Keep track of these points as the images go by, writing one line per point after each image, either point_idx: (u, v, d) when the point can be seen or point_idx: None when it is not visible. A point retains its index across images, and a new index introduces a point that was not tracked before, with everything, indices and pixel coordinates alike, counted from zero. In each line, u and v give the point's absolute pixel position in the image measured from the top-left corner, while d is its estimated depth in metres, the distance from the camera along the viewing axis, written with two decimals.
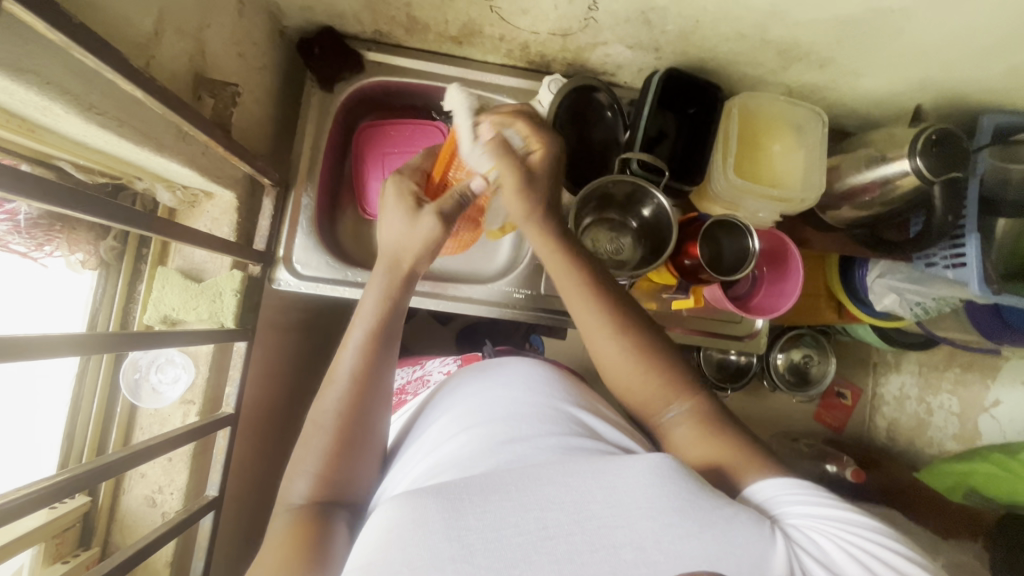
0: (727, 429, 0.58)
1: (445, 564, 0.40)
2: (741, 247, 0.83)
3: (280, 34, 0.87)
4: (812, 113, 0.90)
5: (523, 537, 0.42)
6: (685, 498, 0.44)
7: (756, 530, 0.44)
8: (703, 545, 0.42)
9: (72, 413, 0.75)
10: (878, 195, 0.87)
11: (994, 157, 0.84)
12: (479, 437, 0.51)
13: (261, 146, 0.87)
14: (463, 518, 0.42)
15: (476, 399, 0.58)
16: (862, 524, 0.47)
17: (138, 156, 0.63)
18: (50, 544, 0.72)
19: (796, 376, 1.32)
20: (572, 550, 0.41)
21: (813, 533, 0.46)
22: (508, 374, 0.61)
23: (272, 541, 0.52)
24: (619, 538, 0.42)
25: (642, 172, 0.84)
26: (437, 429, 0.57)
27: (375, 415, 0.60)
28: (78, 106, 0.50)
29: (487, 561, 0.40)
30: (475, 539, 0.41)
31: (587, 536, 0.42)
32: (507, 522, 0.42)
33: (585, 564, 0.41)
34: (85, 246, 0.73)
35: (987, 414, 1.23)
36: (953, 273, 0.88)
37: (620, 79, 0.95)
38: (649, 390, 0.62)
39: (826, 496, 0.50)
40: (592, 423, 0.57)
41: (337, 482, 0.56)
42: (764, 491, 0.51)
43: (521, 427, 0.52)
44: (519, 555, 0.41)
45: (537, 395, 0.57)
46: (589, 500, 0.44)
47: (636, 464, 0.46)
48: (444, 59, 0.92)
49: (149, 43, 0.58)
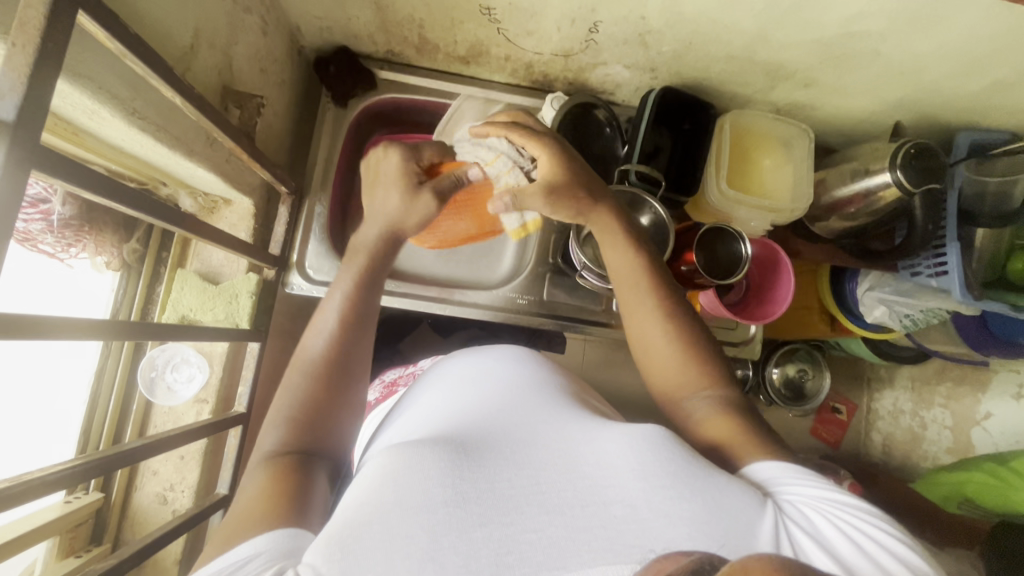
0: (745, 418, 0.61)
1: (438, 507, 0.43)
2: (732, 252, 0.87)
3: (298, 53, 0.93)
4: (799, 130, 0.95)
5: (516, 490, 0.45)
6: (677, 462, 0.48)
7: (744, 497, 0.47)
8: (692, 506, 0.45)
9: (90, 408, 0.79)
10: (862, 207, 0.92)
11: (971, 171, 0.89)
12: (476, 403, 0.55)
13: (278, 157, 0.91)
14: (458, 468, 0.45)
15: (474, 369, 0.61)
16: (855, 507, 0.50)
17: (169, 162, 0.67)
18: (64, 538, 0.74)
19: (791, 390, 1.35)
20: (563, 504, 0.45)
21: (808, 513, 0.49)
22: (506, 351, 0.65)
23: (247, 488, 0.51)
24: (610, 495, 0.46)
25: (641, 182, 0.88)
26: (436, 391, 0.60)
27: (358, 350, 0.63)
28: (123, 110, 0.54)
29: (480, 507, 0.43)
30: (470, 488, 0.44)
31: (577, 493, 0.46)
32: (502, 476, 0.46)
33: (576, 517, 0.44)
34: (109, 249, 0.77)
35: (979, 427, 1.27)
36: (936, 281, 0.92)
37: (619, 97, 1.01)
38: (683, 373, 0.65)
39: (824, 483, 0.52)
40: (589, 402, 0.62)
41: (317, 432, 0.56)
42: (761, 472, 0.55)
43: (522, 395, 0.56)
44: (511, 504, 0.44)
45: (533, 370, 0.61)
46: (581, 462, 0.48)
47: (626, 434, 0.50)
48: (452, 78, 0.98)
49: (185, 56, 0.63)
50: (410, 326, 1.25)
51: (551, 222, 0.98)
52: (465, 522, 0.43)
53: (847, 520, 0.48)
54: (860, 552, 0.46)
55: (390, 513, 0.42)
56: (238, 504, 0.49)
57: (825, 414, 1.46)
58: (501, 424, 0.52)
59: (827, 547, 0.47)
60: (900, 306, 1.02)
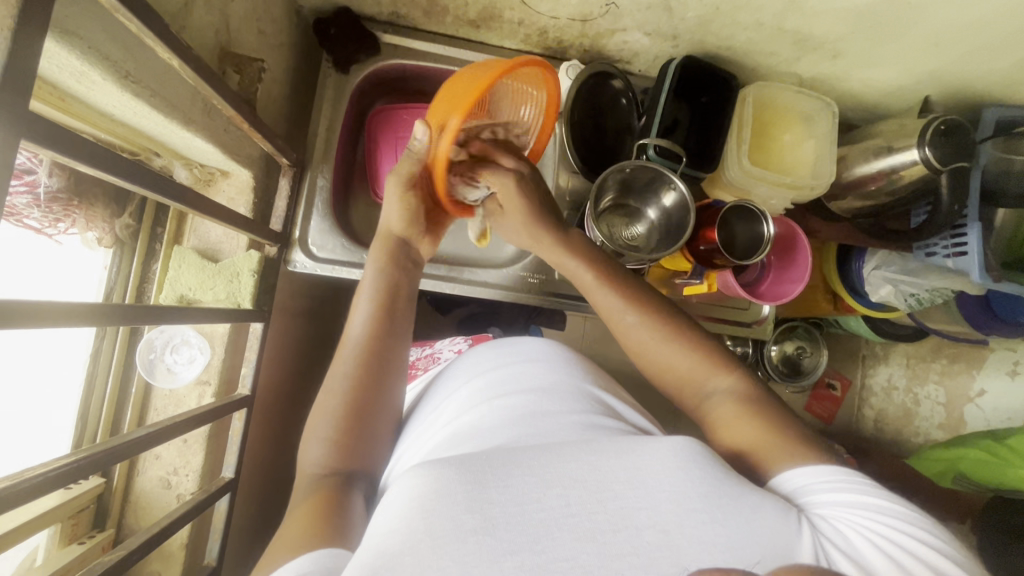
0: (769, 410, 0.61)
1: (468, 536, 0.40)
2: (754, 232, 0.84)
3: (296, 13, 0.86)
4: (821, 104, 0.92)
5: (546, 513, 0.42)
6: (708, 483, 0.45)
7: (781, 518, 0.46)
8: (727, 532, 0.43)
9: (87, 393, 0.75)
10: (884, 184, 0.90)
11: (998, 149, 0.85)
12: (499, 416, 0.52)
13: (278, 126, 0.86)
14: (485, 492, 0.42)
15: (498, 374, 0.60)
16: (888, 513, 0.49)
17: (163, 131, 0.62)
18: (66, 524, 0.72)
19: (789, 367, 1.34)
20: (594, 529, 0.42)
21: (841, 524, 0.48)
22: (523, 358, 0.63)
23: (299, 506, 0.53)
24: (643, 519, 0.43)
25: (659, 157, 0.84)
26: (460, 402, 0.59)
27: (387, 386, 0.64)
28: (115, 74, 0.50)
29: (510, 534, 0.41)
30: (497, 512, 0.41)
31: (609, 516, 0.43)
32: (531, 497, 0.43)
33: (609, 543, 0.41)
34: (100, 224, 0.73)
35: (971, 404, 1.27)
36: (952, 262, 0.89)
37: (635, 67, 0.97)
38: (692, 367, 0.67)
39: (855, 489, 0.51)
40: (610, 406, 0.59)
41: (356, 451, 0.59)
42: (789, 481, 0.54)
43: (542, 405, 0.54)
44: (541, 529, 0.41)
45: (553, 376, 0.59)
46: (612, 480, 0.44)
47: (660, 448, 0.47)
48: (461, 44, 0.93)
49: (180, 13, 0.57)
50: None
51: (564, 198, 0.95)
52: (495, 551, 0.40)
53: (880, 532, 0.47)
54: (899, 568, 0.45)
55: (421, 542, 0.39)
56: (283, 525, 0.51)
57: (819, 389, 1.45)
58: (524, 438, 0.49)
59: (860, 562, 0.46)
60: (905, 285, 1.01)
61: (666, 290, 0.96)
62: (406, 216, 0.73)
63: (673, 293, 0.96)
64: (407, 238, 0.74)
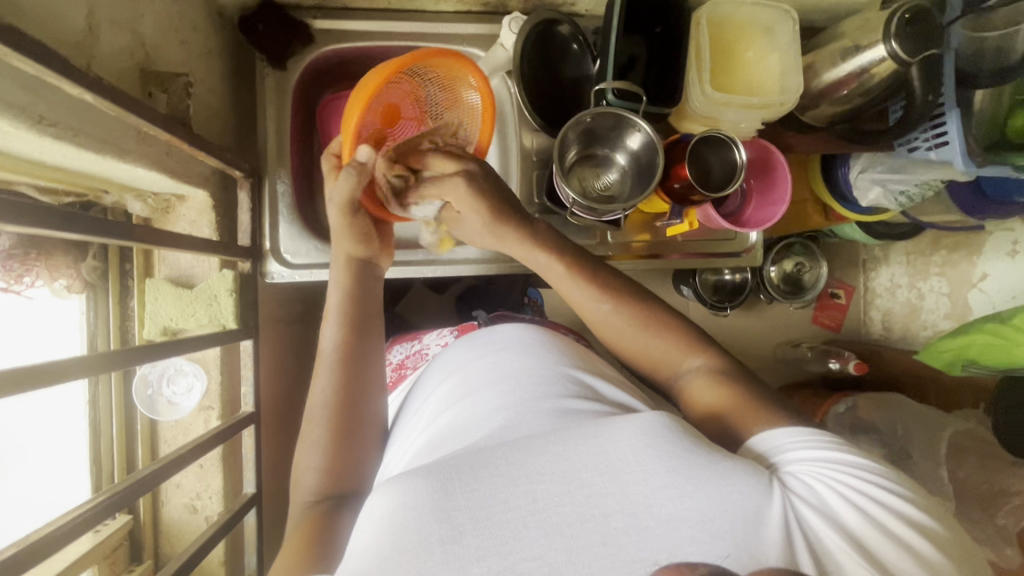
0: (742, 383, 0.61)
1: (435, 547, 0.41)
2: (728, 160, 0.82)
3: (218, 15, 0.82)
4: (779, 12, 0.87)
5: (512, 513, 0.43)
6: (678, 458, 0.45)
7: (754, 478, 0.45)
8: (697, 505, 0.43)
9: (93, 437, 0.77)
10: (856, 87, 0.86)
11: (968, 28, 0.82)
12: (472, 416, 0.52)
13: (224, 138, 0.83)
14: (452, 498, 0.43)
15: (473, 369, 0.59)
16: (858, 467, 0.48)
17: (100, 166, 0.60)
18: (103, 564, 0.74)
19: (789, 285, 1.33)
20: (562, 522, 0.42)
21: (812, 482, 0.47)
22: (496, 345, 0.62)
23: (291, 531, 0.57)
24: (610, 505, 0.43)
25: (619, 100, 0.81)
26: (438, 405, 0.59)
27: (367, 396, 0.65)
28: (28, 120, 0.48)
29: (477, 540, 0.41)
30: (464, 518, 0.42)
31: (577, 507, 0.43)
32: (498, 498, 0.43)
33: (575, 535, 0.42)
34: (66, 272, 0.71)
35: (976, 289, 1.24)
36: (936, 153, 0.88)
37: (581, 8, 0.92)
38: (664, 352, 0.67)
39: (827, 442, 0.51)
40: (592, 385, 0.58)
41: (345, 473, 0.61)
42: (765, 441, 0.53)
43: (515, 395, 0.53)
44: (508, 530, 0.42)
45: (526, 359, 0.58)
46: (580, 469, 0.45)
47: (629, 428, 0.46)
48: (395, 17, 0.88)
49: (86, 42, 0.55)
50: (402, 290, 1.22)
51: (531, 158, 0.92)
52: (462, 558, 0.41)
53: (851, 486, 0.47)
54: (869, 520, 0.45)
55: (390, 559, 0.41)
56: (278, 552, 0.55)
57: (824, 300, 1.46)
58: (496, 435, 0.49)
59: (833, 519, 0.45)
60: (894, 184, 1.00)
61: (648, 235, 0.95)
62: (355, 236, 0.68)
63: (655, 236, 0.95)
64: (368, 258, 0.70)
